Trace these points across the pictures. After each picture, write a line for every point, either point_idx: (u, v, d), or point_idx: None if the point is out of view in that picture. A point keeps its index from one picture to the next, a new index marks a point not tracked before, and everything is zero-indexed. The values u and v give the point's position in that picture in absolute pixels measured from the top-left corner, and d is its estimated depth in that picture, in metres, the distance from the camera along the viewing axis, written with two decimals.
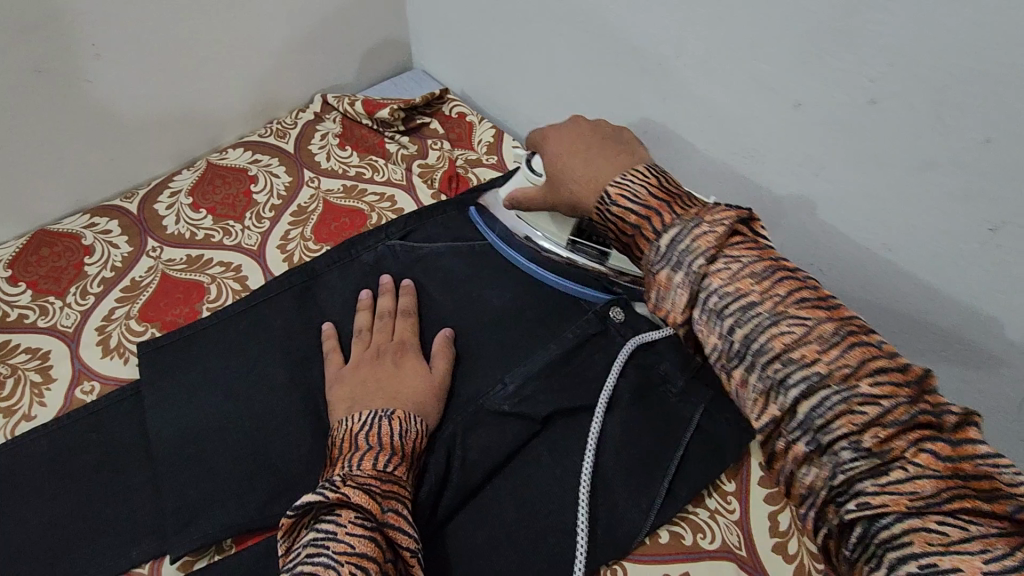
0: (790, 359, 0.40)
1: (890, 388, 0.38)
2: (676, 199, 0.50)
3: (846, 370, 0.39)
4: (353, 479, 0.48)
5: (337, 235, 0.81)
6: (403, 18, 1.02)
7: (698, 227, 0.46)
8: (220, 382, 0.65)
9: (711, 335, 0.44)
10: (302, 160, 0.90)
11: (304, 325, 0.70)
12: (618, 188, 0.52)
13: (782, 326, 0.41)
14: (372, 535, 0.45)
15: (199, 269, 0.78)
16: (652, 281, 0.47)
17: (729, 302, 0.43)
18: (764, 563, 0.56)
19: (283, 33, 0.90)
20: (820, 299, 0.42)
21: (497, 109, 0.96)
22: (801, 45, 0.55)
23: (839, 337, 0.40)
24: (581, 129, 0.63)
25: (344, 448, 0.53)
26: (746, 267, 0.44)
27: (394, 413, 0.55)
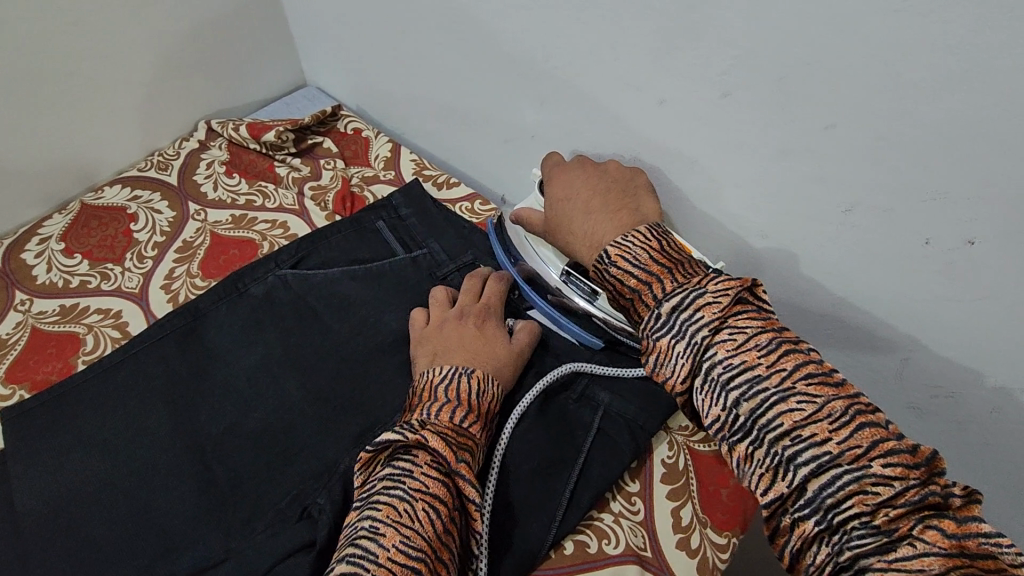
0: (799, 437, 0.42)
1: (902, 470, 0.40)
2: (678, 266, 0.52)
3: (857, 450, 0.41)
4: (432, 425, 0.50)
5: (226, 268, 0.78)
6: (289, 35, 0.98)
7: (702, 295, 0.48)
8: (96, 441, 0.61)
9: (714, 406, 0.46)
10: (187, 192, 0.86)
11: (187, 369, 0.66)
12: (617, 249, 0.55)
13: (792, 403, 0.43)
14: (444, 480, 0.48)
15: (75, 318, 0.73)
16: (650, 346, 0.49)
17: (736, 373, 0.45)
18: (668, 561, 0.57)
19: (155, 59, 0.85)
20: (826, 374, 0.44)
21: (393, 121, 0.94)
22: (654, 43, 0.55)
23: (848, 416, 0.42)
24: (587, 171, 0.63)
25: (423, 397, 0.55)
26: (752, 339, 0.46)
27: (474, 372, 0.56)
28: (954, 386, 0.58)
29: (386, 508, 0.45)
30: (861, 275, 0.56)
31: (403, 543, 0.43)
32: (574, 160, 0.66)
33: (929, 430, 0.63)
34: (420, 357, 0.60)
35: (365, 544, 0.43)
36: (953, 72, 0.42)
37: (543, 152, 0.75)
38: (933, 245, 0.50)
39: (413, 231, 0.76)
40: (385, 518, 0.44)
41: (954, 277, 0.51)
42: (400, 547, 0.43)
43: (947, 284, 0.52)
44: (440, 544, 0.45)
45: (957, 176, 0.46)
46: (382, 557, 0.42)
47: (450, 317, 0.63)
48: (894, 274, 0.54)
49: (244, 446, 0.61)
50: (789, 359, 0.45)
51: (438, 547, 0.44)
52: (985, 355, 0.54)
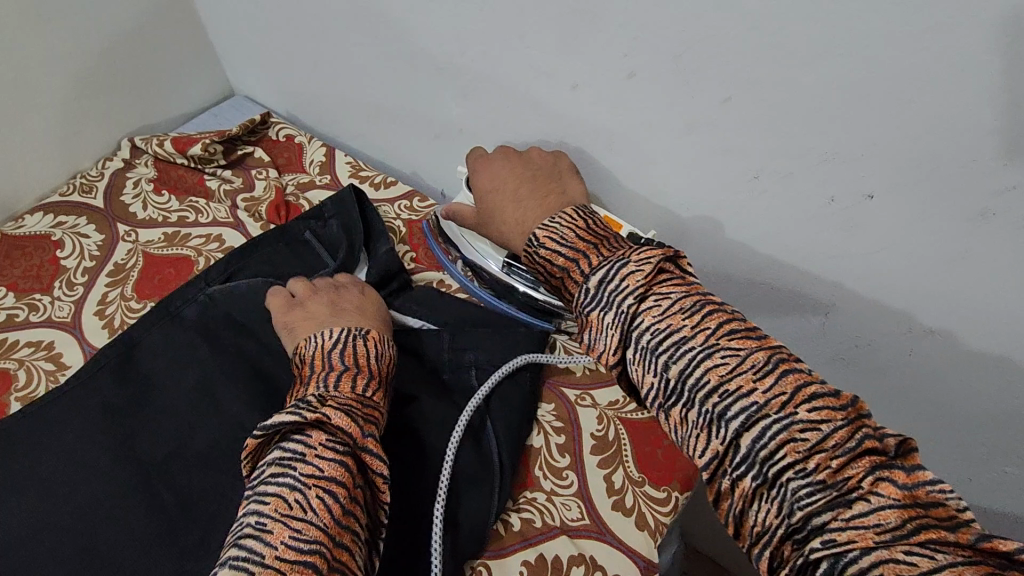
0: (726, 391, 0.43)
1: (828, 412, 0.41)
2: (602, 241, 0.54)
3: (783, 397, 0.42)
4: (333, 398, 0.50)
5: (162, 288, 0.76)
6: (212, 49, 0.96)
7: (625, 266, 0.49)
8: (34, 478, 0.59)
9: (648, 374, 0.47)
10: (115, 214, 0.83)
11: (126, 396, 0.64)
12: (545, 231, 0.56)
13: (717, 358, 0.44)
14: (343, 459, 0.46)
15: (4, 354, 0.70)
16: (584, 322, 0.51)
17: (663, 337, 0.46)
18: (608, 522, 0.59)
19: (68, 83, 0.83)
20: (749, 329, 0.45)
21: (324, 126, 0.93)
22: (560, 28, 0.56)
23: (772, 364, 0.43)
24: (512, 160, 0.64)
25: (317, 365, 0.55)
26: (676, 303, 0.47)
27: (368, 334, 0.59)
28: (874, 334, 0.61)
29: (274, 500, 0.43)
30: (776, 239, 0.59)
31: (293, 538, 0.41)
32: (496, 150, 0.67)
33: (856, 379, 0.66)
34: (303, 324, 0.61)
35: (249, 544, 0.41)
36: (832, 38, 0.45)
37: (473, 145, 0.76)
38: (835, 204, 0.53)
39: (337, 237, 0.76)
40: (273, 511, 0.42)
41: (856, 233, 0.54)
42: (290, 543, 0.41)
43: (853, 239, 0.55)
44: (340, 529, 0.43)
45: (848, 138, 0.49)
46: (269, 557, 0.40)
47: (330, 289, 0.65)
48: (805, 234, 0.57)
49: (192, 466, 0.60)
50: (713, 318, 0.46)
51: (337, 531, 0.42)
52: (895, 302, 0.57)
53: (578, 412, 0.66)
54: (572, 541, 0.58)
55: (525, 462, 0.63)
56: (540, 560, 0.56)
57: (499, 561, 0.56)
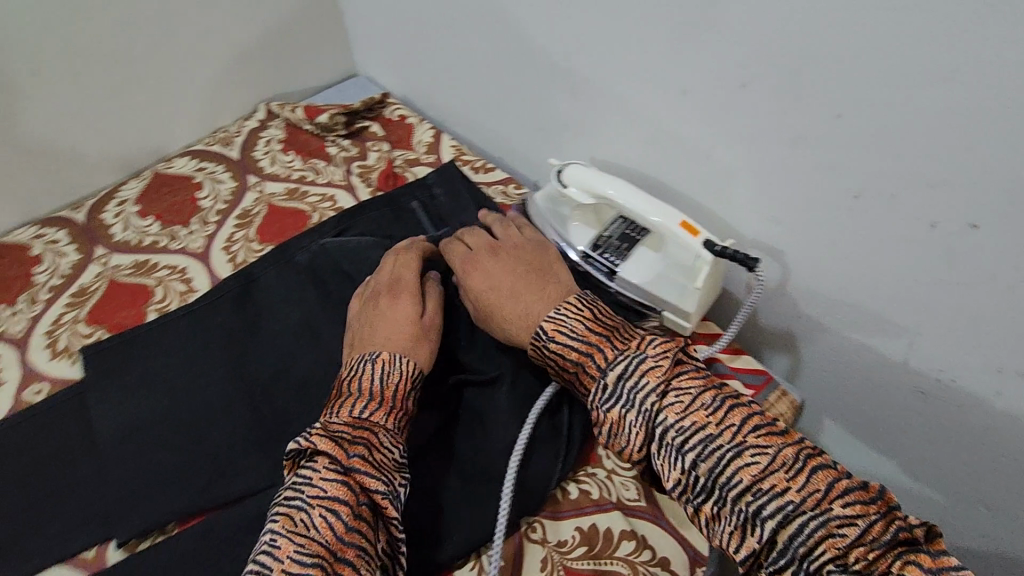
0: (759, 489, 0.45)
1: (860, 507, 0.44)
2: (613, 333, 0.57)
3: (817, 494, 0.44)
4: (329, 426, 0.52)
5: (280, 235, 0.85)
6: (344, 33, 1.07)
7: (644, 363, 0.52)
8: (164, 376, 0.69)
9: (676, 471, 0.49)
10: (247, 165, 0.94)
11: (245, 322, 0.74)
12: (553, 323, 0.58)
13: (746, 456, 0.47)
14: (343, 479, 0.48)
15: (146, 273, 0.81)
16: (603, 419, 0.53)
17: (688, 435, 0.49)
18: (663, 508, 0.61)
19: (224, 49, 0.95)
20: (770, 426, 0.49)
21: (436, 110, 1.01)
22: (679, 35, 0.60)
23: (800, 462, 0.46)
24: (502, 257, 0.68)
25: (335, 394, 0.57)
26: (698, 399, 0.50)
27: (380, 356, 0.59)
28: (959, 370, 0.60)
29: (282, 518, 0.46)
30: (869, 259, 0.60)
31: (296, 553, 0.44)
32: (478, 248, 0.69)
33: (936, 415, 0.65)
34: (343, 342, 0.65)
35: (262, 560, 0.44)
36: (952, 61, 0.46)
37: (574, 141, 0.80)
38: (937, 229, 0.54)
39: (442, 209, 0.84)
40: (282, 529, 0.45)
41: (954, 262, 0.54)
42: (295, 557, 0.44)
43: (951, 269, 0.55)
44: (342, 545, 0.45)
45: (958, 163, 0.49)
46: (277, 570, 0.43)
47: (376, 299, 0.66)
48: (901, 258, 0.57)
49: (291, 390, 0.68)
50: (735, 414, 0.49)
51: (339, 547, 0.45)
52: (987, 338, 0.56)
53: None
54: (626, 518, 0.60)
55: (591, 440, 0.65)
56: (592, 530, 0.59)
57: (554, 523, 0.60)
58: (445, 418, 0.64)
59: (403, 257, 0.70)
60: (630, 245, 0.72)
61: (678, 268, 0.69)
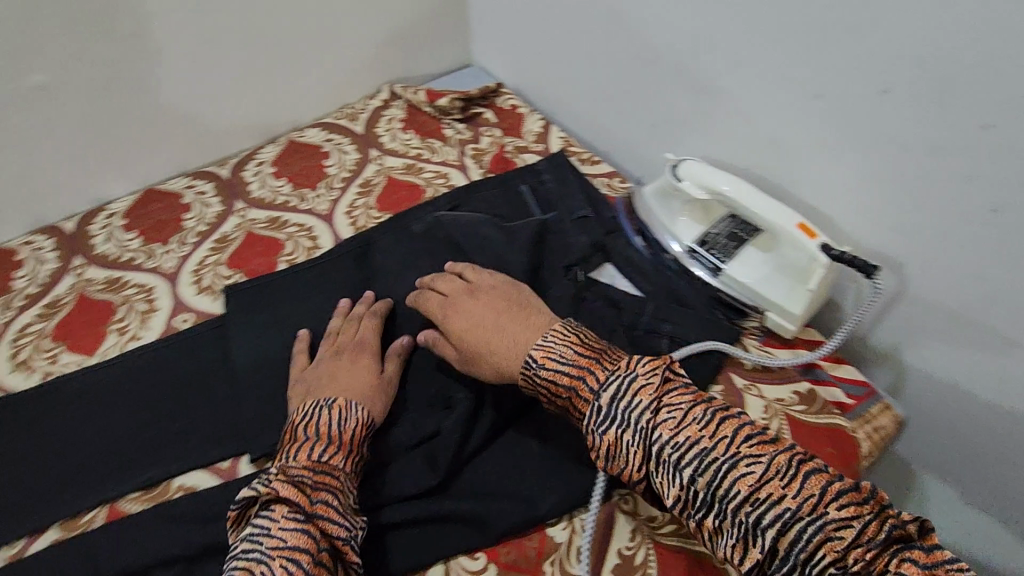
0: (758, 498, 0.47)
1: (854, 508, 0.45)
2: (602, 354, 0.57)
3: (813, 500, 0.46)
4: (288, 471, 0.55)
5: (397, 205, 0.91)
6: (467, 23, 1.13)
7: (635, 381, 0.53)
8: (295, 320, 0.77)
9: (674, 487, 0.50)
10: (370, 140, 1.01)
11: (365, 280, 0.80)
12: (542, 350, 0.58)
13: (742, 467, 0.48)
14: (304, 527, 0.51)
15: (278, 228, 0.89)
16: (599, 441, 0.53)
17: (684, 451, 0.50)
18: None
19: (362, 31, 1.02)
20: (762, 434, 0.50)
21: (548, 101, 1.05)
22: (823, 38, 0.61)
23: (793, 468, 0.47)
24: (479, 298, 0.67)
25: (288, 440, 0.59)
26: (690, 414, 0.51)
27: (335, 403, 0.62)
28: None
29: (242, 571, 0.48)
30: (999, 278, 0.59)
31: None
32: (448, 287, 0.70)
33: None
34: (310, 391, 0.65)
35: None
36: None
37: (688, 139, 0.82)
38: None
39: (550, 195, 0.88)
40: None
41: None
42: None
43: None
44: None
45: None
46: None
47: (330, 356, 0.69)
48: None
49: None
50: (727, 425, 0.50)
51: None
52: None
53: (745, 398, 0.67)
54: None
55: None
56: None
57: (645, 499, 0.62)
58: None
59: (367, 312, 0.74)
60: (737, 245, 0.74)
61: (786, 269, 0.70)
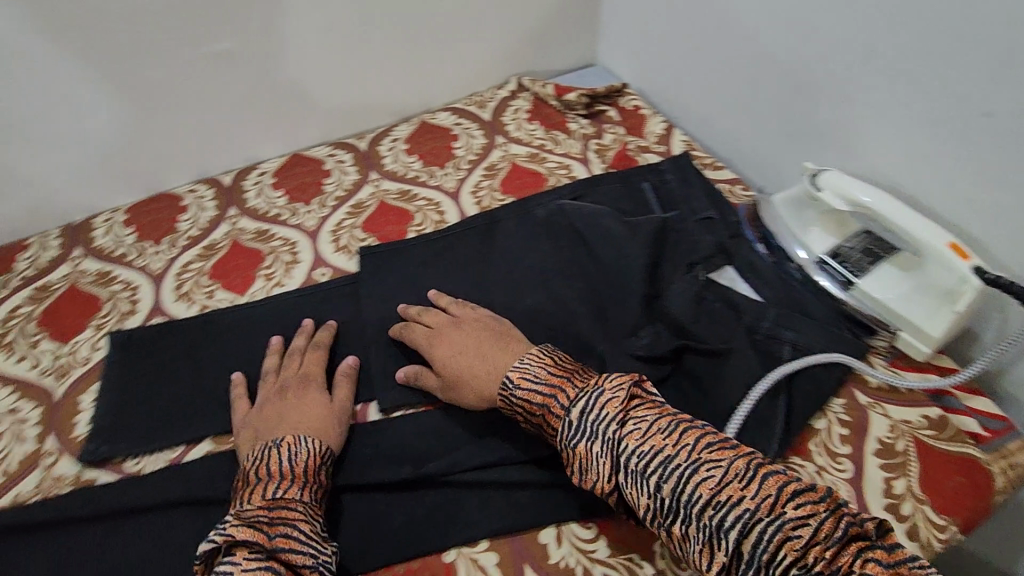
0: (719, 501, 0.49)
1: (810, 508, 0.47)
2: (574, 374, 0.61)
3: (770, 500, 0.48)
4: (244, 515, 0.55)
5: (520, 190, 0.95)
6: (598, 24, 1.16)
7: (602, 395, 0.56)
8: (418, 287, 0.82)
9: (643, 496, 0.52)
10: (497, 127, 1.05)
11: (489, 256, 0.85)
12: (518, 372, 0.62)
13: (703, 472, 0.50)
14: (268, 564, 0.52)
15: (409, 200, 0.95)
16: (571, 453, 0.56)
17: (649, 460, 0.52)
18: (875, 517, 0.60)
19: (501, 24, 1.08)
20: (722, 440, 0.52)
21: (673, 104, 1.06)
22: (1003, 56, 0.60)
23: (751, 471, 0.50)
24: (464, 326, 0.72)
25: (243, 484, 0.59)
26: (653, 425, 0.54)
27: (283, 440, 0.62)
28: None
29: None
30: None
31: None
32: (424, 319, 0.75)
33: None
34: (261, 438, 0.64)
35: None
36: None
37: (826, 150, 0.82)
38: None
39: (673, 194, 0.89)
40: None
41: None
42: None
43: None
44: None
45: None
46: None
47: (271, 397, 0.69)
48: None
49: (522, 321, 0.78)
50: (689, 434, 0.53)
51: None
52: None
53: (869, 416, 0.67)
54: None
55: (802, 436, 0.66)
56: None
57: None
58: (659, 376, 0.70)
59: (309, 345, 0.75)
60: (872, 261, 0.72)
61: (926, 291, 0.68)
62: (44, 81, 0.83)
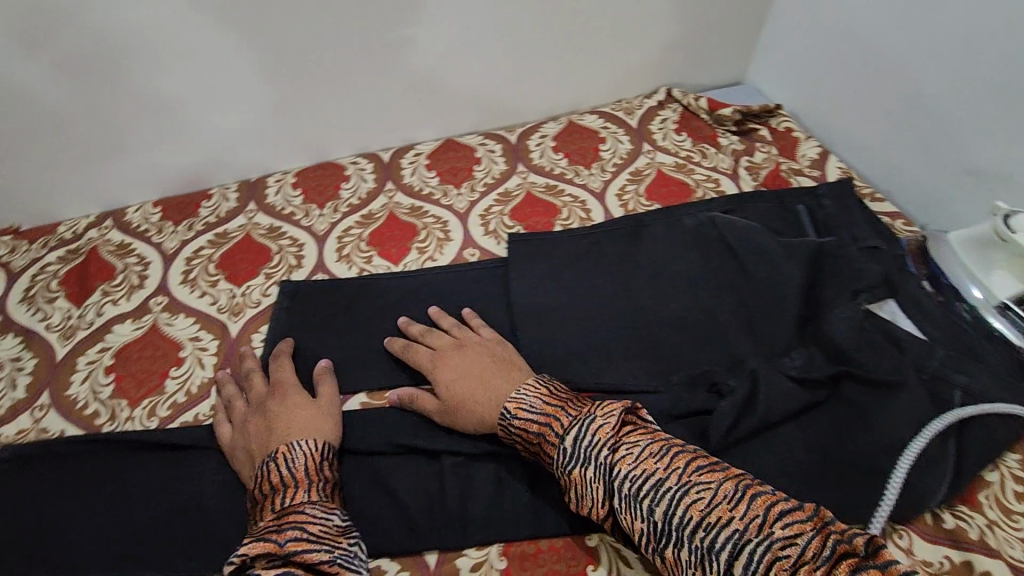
0: (708, 521, 0.48)
1: (798, 527, 0.46)
2: (569, 404, 0.61)
3: (757, 520, 0.47)
4: (255, 531, 0.55)
5: (667, 198, 0.96)
6: (756, 44, 1.16)
7: (593, 422, 0.57)
8: (563, 278, 0.85)
9: (637, 521, 0.52)
10: (644, 135, 1.07)
11: (636, 256, 0.86)
12: (515, 402, 0.63)
13: (693, 493, 0.50)
14: (285, 564, 0.50)
15: (556, 195, 0.98)
16: (569, 479, 0.57)
17: (641, 482, 0.52)
18: None
19: (662, 35, 1.09)
20: (713, 464, 0.52)
21: (834, 130, 1.05)
22: None
23: (739, 491, 0.49)
24: (466, 350, 0.72)
25: (254, 505, 0.60)
26: (645, 450, 0.54)
27: (278, 452, 0.62)
28: None
29: None
30: None
31: None
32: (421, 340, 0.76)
33: None
34: (260, 450, 0.64)
35: None
36: None
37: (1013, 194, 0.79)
38: None
39: (831, 220, 0.86)
40: None
41: None
42: None
43: None
44: None
45: None
46: None
47: (254, 414, 0.69)
48: None
49: (668, 324, 0.79)
50: (680, 458, 0.53)
51: None
52: None
53: None
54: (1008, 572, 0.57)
55: (971, 484, 0.63)
56: (966, 565, 0.58)
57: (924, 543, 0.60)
58: (814, 400, 0.68)
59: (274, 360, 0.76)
60: None
61: None
62: (255, 54, 0.90)
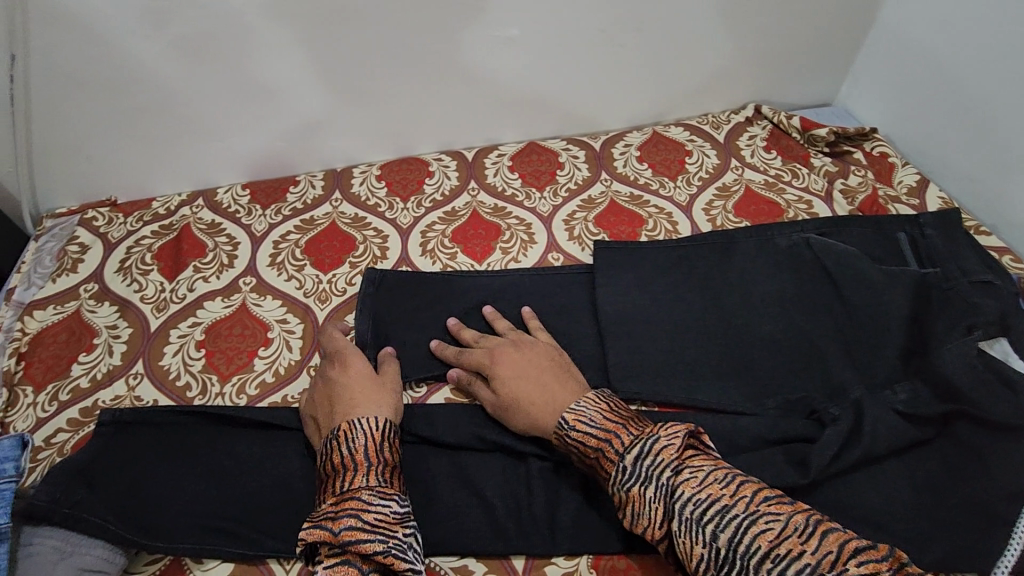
0: (778, 554, 0.46)
1: (874, 567, 0.44)
2: (630, 420, 0.59)
3: (831, 556, 0.45)
4: (317, 515, 0.56)
5: (757, 216, 0.94)
6: (852, 65, 1.12)
7: (657, 442, 0.55)
8: (651, 290, 0.83)
9: (696, 546, 0.49)
10: (732, 151, 1.05)
11: (726, 273, 0.84)
12: (573, 413, 0.61)
13: (761, 524, 0.48)
14: (343, 557, 0.52)
15: (641, 205, 0.97)
16: (625, 498, 0.55)
17: (705, 507, 0.50)
18: None
19: (757, 52, 1.06)
20: (780, 496, 0.50)
21: (933, 158, 1.01)
22: None
23: (812, 526, 0.47)
24: (524, 351, 0.71)
25: (321, 479, 0.61)
26: (710, 475, 0.52)
27: (340, 429, 0.62)
28: None
29: None
30: None
31: None
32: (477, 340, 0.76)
33: None
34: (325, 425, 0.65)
35: None
36: None
37: None
38: None
39: (936, 250, 0.82)
40: None
41: None
42: None
43: None
44: None
45: None
46: None
47: (319, 390, 0.70)
48: None
49: (761, 345, 0.77)
50: (746, 487, 0.51)
51: None
52: None
53: None
54: None
55: None
56: None
57: None
58: (920, 438, 0.65)
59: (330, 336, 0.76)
60: None
61: None
62: (353, 49, 0.91)
